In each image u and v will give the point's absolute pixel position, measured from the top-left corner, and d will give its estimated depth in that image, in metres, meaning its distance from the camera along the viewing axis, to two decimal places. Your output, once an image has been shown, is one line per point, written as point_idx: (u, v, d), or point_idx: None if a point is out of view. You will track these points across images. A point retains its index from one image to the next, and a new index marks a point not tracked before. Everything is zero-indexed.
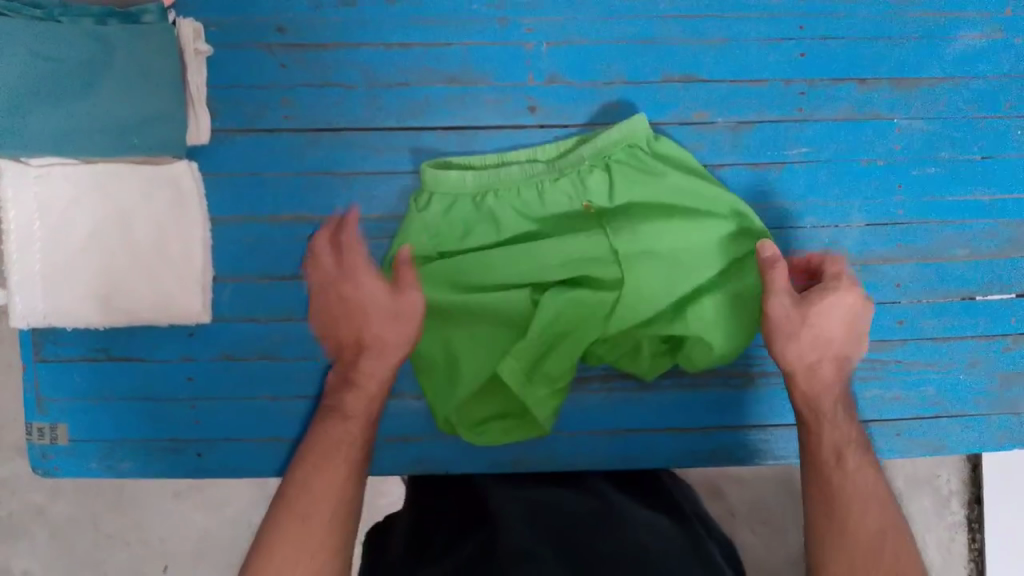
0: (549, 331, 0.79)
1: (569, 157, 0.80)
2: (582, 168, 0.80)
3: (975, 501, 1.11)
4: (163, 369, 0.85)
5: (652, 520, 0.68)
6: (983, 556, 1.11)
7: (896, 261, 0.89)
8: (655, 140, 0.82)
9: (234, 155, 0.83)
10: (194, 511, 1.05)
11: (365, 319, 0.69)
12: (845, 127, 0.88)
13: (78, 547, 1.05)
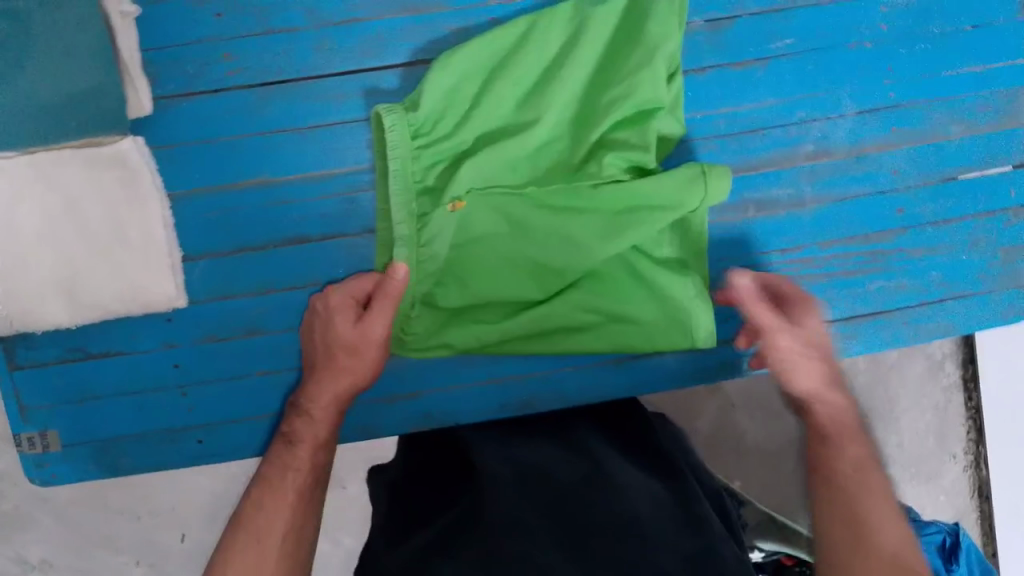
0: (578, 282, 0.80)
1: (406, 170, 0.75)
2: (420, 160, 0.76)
3: (969, 360, 1.12)
4: (148, 359, 0.81)
5: (636, 481, 0.65)
6: (980, 412, 1.13)
7: (891, 147, 0.86)
8: (435, 73, 0.75)
9: (182, 123, 0.77)
10: (198, 481, 1.03)
11: (333, 349, 0.72)
12: (828, 12, 0.83)
13: (89, 535, 1.03)
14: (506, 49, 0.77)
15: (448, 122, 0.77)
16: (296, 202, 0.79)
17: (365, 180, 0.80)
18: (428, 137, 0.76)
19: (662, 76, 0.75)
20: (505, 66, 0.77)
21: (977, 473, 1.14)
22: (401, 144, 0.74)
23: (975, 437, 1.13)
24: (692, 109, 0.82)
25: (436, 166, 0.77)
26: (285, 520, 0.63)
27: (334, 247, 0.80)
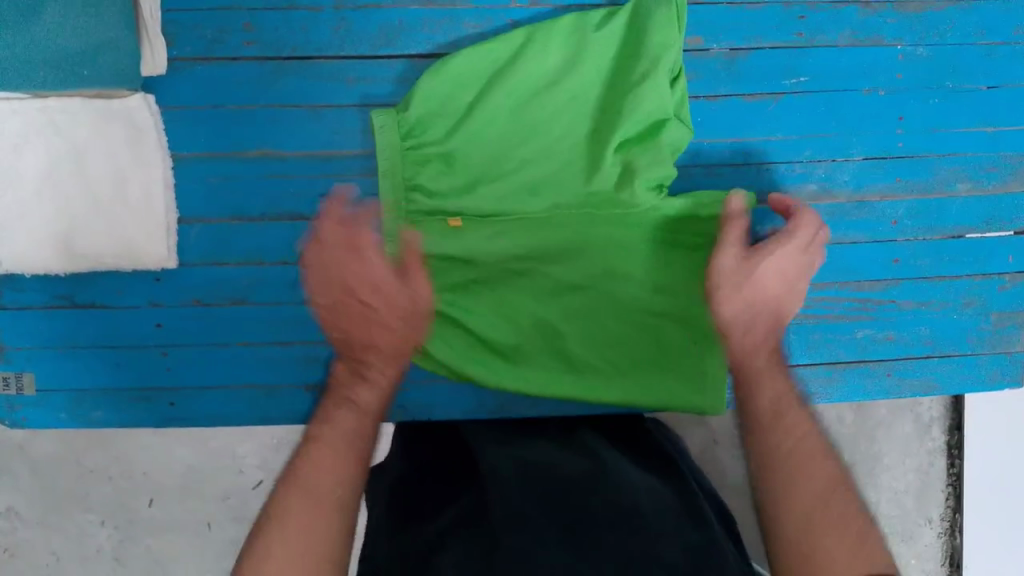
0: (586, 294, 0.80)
1: (400, 170, 0.77)
2: (417, 163, 0.77)
3: (955, 427, 1.11)
4: (130, 316, 0.81)
5: (646, 491, 0.63)
6: (961, 481, 1.12)
7: (894, 198, 0.86)
8: (434, 73, 0.76)
9: (194, 86, 0.77)
10: (170, 445, 1.04)
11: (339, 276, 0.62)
12: (846, 56, 0.83)
13: (53, 486, 1.02)
14: (506, 56, 0.78)
15: (446, 125, 0.77)
16: (296, 178, 0.80)
17: (368, 165, 0.80)
18: (426, 139, 0.77)
19: (666, 89, 0.75)
20: (504, 72, 0.77)
21: (950, 540, 1.13)
22: (392, 145, 0.76)
23: (952, 505, 1.12)
24: (700, 135, 0.82)
25: (431, 166, 0.77)
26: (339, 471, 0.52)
27: None
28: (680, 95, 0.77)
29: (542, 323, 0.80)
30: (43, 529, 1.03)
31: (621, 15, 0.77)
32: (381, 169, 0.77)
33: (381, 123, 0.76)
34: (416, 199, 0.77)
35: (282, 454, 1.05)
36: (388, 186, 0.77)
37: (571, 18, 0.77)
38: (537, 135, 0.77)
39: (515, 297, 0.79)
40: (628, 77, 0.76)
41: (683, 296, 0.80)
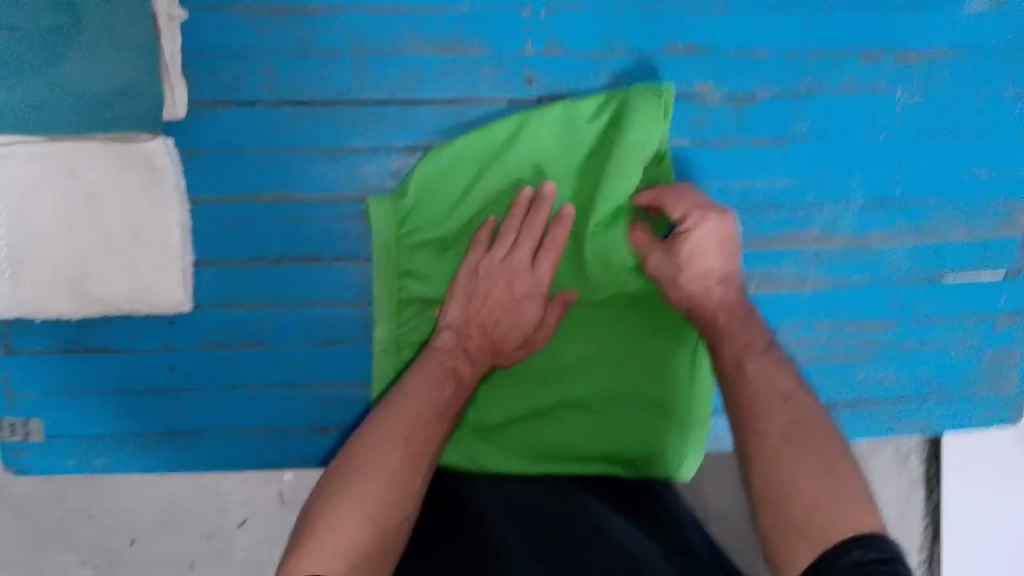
0: (578, 378, 0.87)
1: (393, 260, 0.81)
2: (409, 251, 0.82)
3: (933, 458, 1.10)
4: (143, 359, 0.80)
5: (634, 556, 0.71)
6: (938, 511, 1.12)
7: (892, 241, 0.89)
8: (427, 165, 0.80)
9: (212, 131, 0.78)
10: (162, 484, 1.00)
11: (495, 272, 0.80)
12: (850, 103, 0.86)
13: (40, 526, 0.99)
14: (496, 143, 0.81)
15: (438, 214, 0.82)
16: (315, 222, 0.81)
17: None
18: (418, 228, 0.82)
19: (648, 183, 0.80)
20: (493, 161, 0.81)
21: (928, 569, 1.15)
22: (387, 236, 0.80)
23: (931, 534, 1.13)
24: (707, 181, 0.85)
25: (422, 253, 0.82)
26: (390, 479, 0.68)
27: (345, 270, 0.82)
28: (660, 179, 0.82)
29: (531, 405, 0.87)
30: (32, 570, 1.00)
31: (610, 105, 0.81)
32: (375, 262, 0.81)
33: (376, 215, 0.80)
34: (408, 284, 0.82)
35: (269, 490, 1.04)
36: (381, 275, 0.81)
37: (560, 108, 0.81)
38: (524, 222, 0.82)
39: (511, 382, 0.87)
40: (612, 170, 0.81)
41: (666, 376, 0.87)
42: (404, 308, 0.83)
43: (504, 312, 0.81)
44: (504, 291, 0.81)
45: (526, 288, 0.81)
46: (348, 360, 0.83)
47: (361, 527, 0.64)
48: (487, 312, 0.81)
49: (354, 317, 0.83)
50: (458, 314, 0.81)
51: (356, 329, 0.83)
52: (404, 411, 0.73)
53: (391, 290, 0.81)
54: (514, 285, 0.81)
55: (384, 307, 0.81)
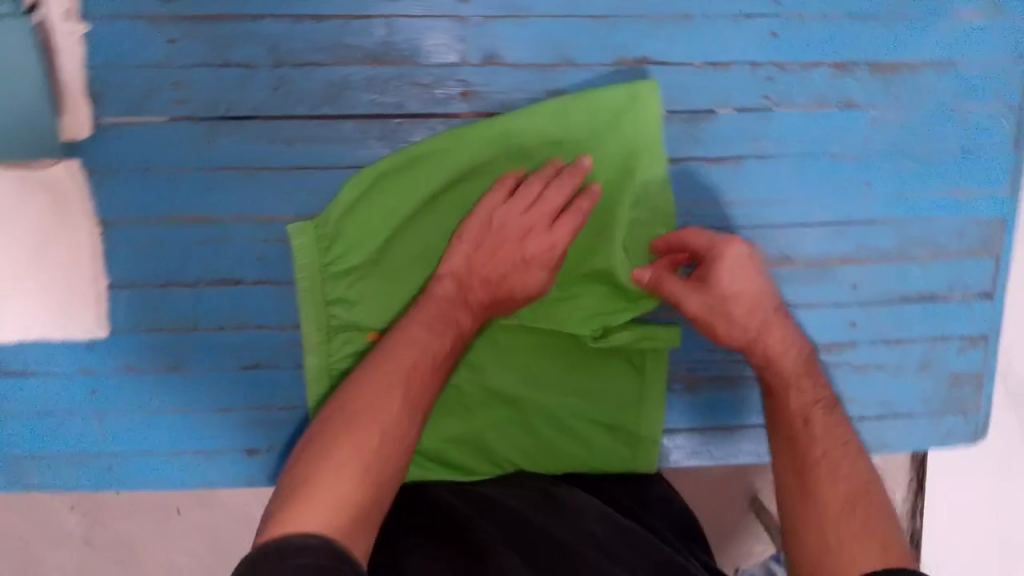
0: (523, 393, 0.84)
1: (319, 289, 0.76)
2: (341, 278, 0.77)
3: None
4: (65, 383, 0.78)
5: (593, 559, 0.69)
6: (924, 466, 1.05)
7: (853, 262, 0.84)
8: (357, 190, 0.75)
9: (122, 150, 0.73)
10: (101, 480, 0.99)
11: (500, 225, 0.75)
12: (816, 119, 0.79)
13: None
14: (444, 157, 0.75)
15: (373, 239, 0.76)
16: (234, 244, 0.76)
17: None
18: (346, 254, 0.76)
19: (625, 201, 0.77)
20: (437, 175, 0.75)
21: (910, 524, 1.06)
22: (309, 266, 0.75)
23: (914, 489, 1.06)
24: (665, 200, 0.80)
25: (356, 278, 0.77)
26: (385, 422, 0.63)
27: (269, 293, 0.78)
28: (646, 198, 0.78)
29: (480, 430, 0.84)
30: None
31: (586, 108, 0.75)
32: (299, 290, 0.76)
33: (298, 243, 0.75)
34: (338, 311, 0.77)
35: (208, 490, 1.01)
36: (307, 305, 0.76)
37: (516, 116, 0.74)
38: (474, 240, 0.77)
39: (451, 405, 0.84)
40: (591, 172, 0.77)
41: (615, 383, 0.86)
42: (335, 337, 0.78)
43: (510, 270, 0.75)
44: (518, 245, 0.74)
45: (541, 250, 0.74)
46: (276, 384, 0.80)
47: (353, 480, 0.59)
48: (490, 267, 0.75)
49: (282, 341, 0.79)
50: (468, 249, 0.75)
51: (281, 353, 0.80)
52: (402, 350, 0.68)
53: (318, 319, 0.77)
54: (529, 244, 0.74)
55: (313, 336, 0.77)
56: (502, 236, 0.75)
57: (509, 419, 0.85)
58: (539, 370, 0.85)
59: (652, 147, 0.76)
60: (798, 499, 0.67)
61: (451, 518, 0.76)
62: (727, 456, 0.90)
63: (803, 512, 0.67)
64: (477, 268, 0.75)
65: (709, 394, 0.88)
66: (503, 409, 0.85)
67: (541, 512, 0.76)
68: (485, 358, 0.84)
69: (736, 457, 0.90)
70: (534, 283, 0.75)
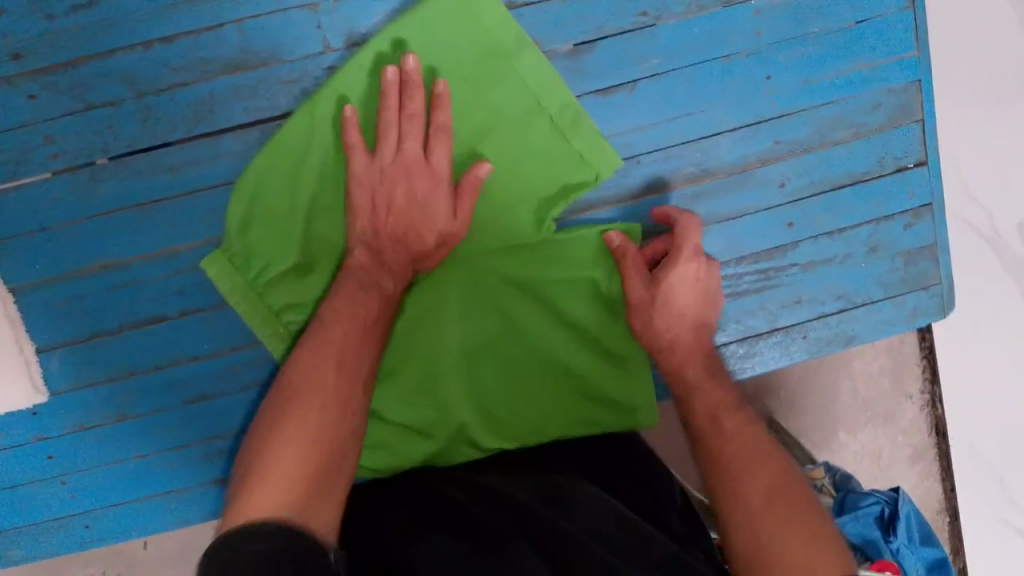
0: (496, 330, 0.79)
1: (260, 302, 0.75)
2: (277, 283, 0.75)
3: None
4: (18, 454, 0.78)
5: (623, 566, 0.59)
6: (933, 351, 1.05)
7: (775, 161, 0.81)
8: (248, 195, 0.73)
9: (12, 213, 0.73)
10: None
11: (377, 175, 0.71)
12: (699, 24, 0.77)
13: None
14: (307, 121, 0.72)
15: (289, 241, 0.74)
16: (145, 283, 0.76)
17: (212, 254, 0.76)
18: (271, 265, 0.74)
19: (505, 98, 0.75)
20: (309, 148, 0.73)
21: (933, 412, 1.06)
22: (239, 285, 0.74)
23: (930, 376, 1.06)
24: None
25: (290, 277, 0.75)
26: (325, 395, 0.60)
27: (193, 323, 0.77)
28: (531, 80, 0.74)
29: (473, 393, 0.79)
30: None
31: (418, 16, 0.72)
32: (244, 313, 0.75)
33: (211, 266, 0.73)
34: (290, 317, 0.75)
35: None
36: (253, 318, 0.75)
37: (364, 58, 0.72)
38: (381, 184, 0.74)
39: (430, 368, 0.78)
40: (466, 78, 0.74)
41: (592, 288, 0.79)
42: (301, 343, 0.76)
43: (412, 215, 0.71)
44: (406, 192, 0.71)
45: (426, 182, 0.71)
46: (225, 411, 0.79)
47: (307, 450, 0.56)
48: (394, 221, 0.72)
49: (218, 368, 0.78)
50: (365, 210, 0.72)
51: (222, 380, 0.79)
52: (333, 328, 0.66)
53: (276, 334, 0.75)
54: (414, 181, 0.71)
55: (281, 352, 0.75)
56: (388, 186, 0.71)
57: (494, 367, 0.79)
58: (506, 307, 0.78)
59: (501, 29, 0.73)
60: (719, 481, 0.62)
61: (464, 525, 0.65)
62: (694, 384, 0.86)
63: (723, 494, 0.61)
64: (376, 232, 0.72)
65: None
66: (484, 361, 0.79)
67: (554, 506, 0.67)
68: (443, 316, 0.78)
69: None
70: (437, 215, 0.72)
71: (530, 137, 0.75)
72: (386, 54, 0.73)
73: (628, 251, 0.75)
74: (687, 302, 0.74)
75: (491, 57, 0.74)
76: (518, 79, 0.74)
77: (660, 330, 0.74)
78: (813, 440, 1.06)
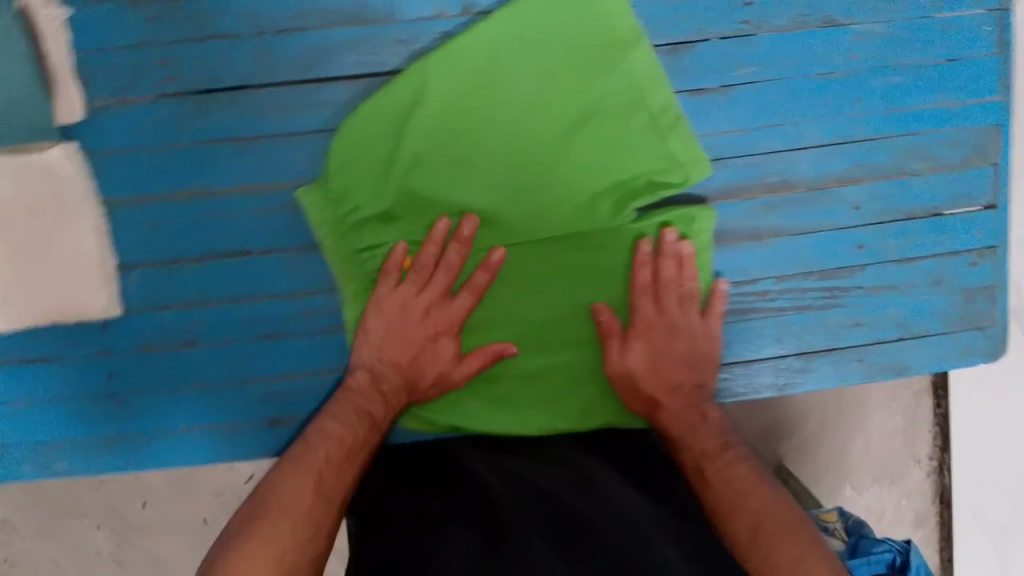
0: (562, 311, 0.82)
1: (342, 241, 0.78)
2: (362, 226, 0.78)
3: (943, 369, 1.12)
4: (80, 366, 0.79)
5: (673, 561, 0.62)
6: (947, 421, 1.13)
7: (854, 182, 0.83)
8: (351, 137, 0.76)
9: (117, 129, 0.75)
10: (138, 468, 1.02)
11: (388, 302, 0.78)
12: (798, 39, 0.79)
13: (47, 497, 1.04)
14: (421, 78, 0.75)
15: (382, 189, 0.77)
16: (234, 215, 0.77)
17: None
18: (360, 208, 0.77)
19: (614, 90, 0.77)
20: (417, 106, 0.75)
21: (939, 478, 1.14)
22: (326, 221, 0.77)
23: (941, 444, 1.13)
24: None
25: (373, 224, 0.78)
26: (297, 501, 0.64)
27: (273, 261, 0.79)
28: (640, 75, 0.77)
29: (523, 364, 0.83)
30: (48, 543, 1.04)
31: None
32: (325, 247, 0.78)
33: (304, 199, 0.76)
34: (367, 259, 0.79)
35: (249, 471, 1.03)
36: (331, 255, 0.78)
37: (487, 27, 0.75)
38: (479, 151, 0.77)
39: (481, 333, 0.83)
40: (578, 64, 0.76)
41: None
42: (372, 285, 0.80)
43: (407, 354, 0.78)
44: (416, 326, 0.78)
45: (441, 327, 0.79)
46: (288, 352, 0.81)
47: (270, 546, 0.60)
48: (399, 352, 0.78)
49: (289, 309, 0.80)
50: (374, 336, 0.78)
51: (292, 321, 0.80)
52: (318, 445, 0.70)
53: (350, 271, 0.79)
54: (427, 324, 0.79)
55: (349, 288, 0.79)
56: (393, 333, 0.78)
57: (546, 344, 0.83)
58: (570, 289, 0.82)
59: (621, 21, 0.76)
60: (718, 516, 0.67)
61: (489, 511, 0.69)
62: (749, 393, 0.87)
63: (725, 522, 0.66)
64: (376, 343, 0.78)
65: (724, 329, 0.85)
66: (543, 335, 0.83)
67: (582, 495, 0.71)
68: (505, 302, 0.82)
69: (758, 392, 0.87)
70: (443, 359, 0.79)
71: (626, 134, 0.78)
72: (509, 30, 0.75)
73: (648, 262, 0.80)
74: (695, 328, 0.81)
75: (611, 46, 0.76)
76: (631, 73, 0.76)
77: (629, 355, 0.80)
78: (821, 490, 1.11)
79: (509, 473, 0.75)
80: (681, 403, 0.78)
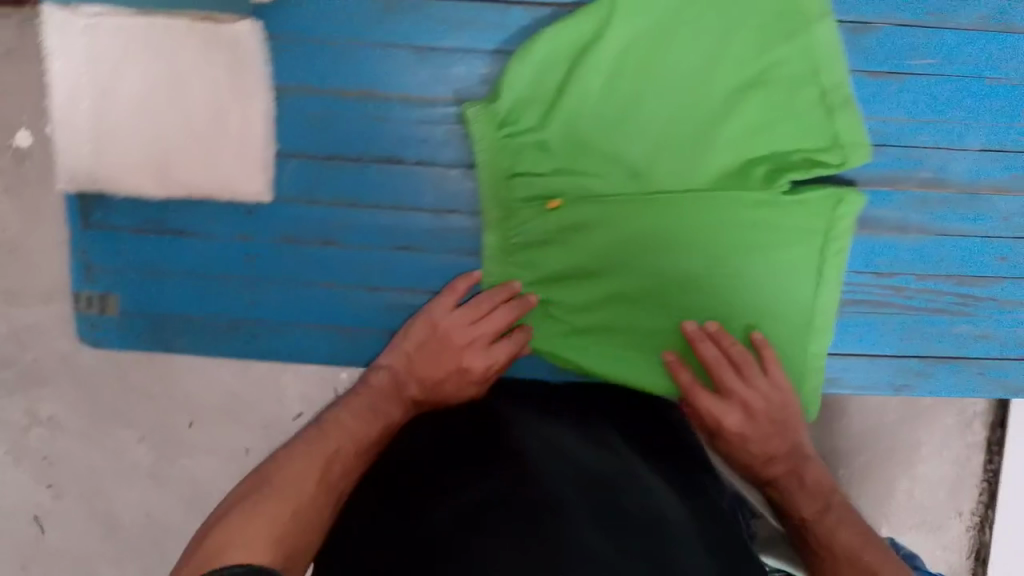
0: (686, 279, 0.78)
1: (493, 162, 0.77)
2: (517, 151, 0.77)
3: (1000, 424, 1.04)
4: (220, 247, 0.80)
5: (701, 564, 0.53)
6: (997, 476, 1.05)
7: (1007, 193, 0.82)
8: (524, 60, 0.75)
9: (300, 18, 0.75)
10: (220, 370, 1.02)
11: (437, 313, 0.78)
12: (976, 39, 0.79)
13: (101, 398, 1.01)
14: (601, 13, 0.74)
15: (546, 117, 0.76)
16: (396, 121, 0.78)
17: None
18: (521, 131, 0.77)
19: (792, 56, 0.75)
20: (593, 42, 0.75)
21: (978, 535, 1.07)
22: (486, 137, 0.76)
23: (986, 500, 1.06)
24: None
25: (528, 151, 0.77)
26: (296, 489, 0.63)
27: (425, 175, 0.79)
28: (818, 47, 0.74)
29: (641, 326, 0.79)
30: (94, 445, 1.02)
31: None
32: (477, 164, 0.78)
33: (467, 113, 0.76)
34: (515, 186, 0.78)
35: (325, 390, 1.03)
36: (481, 174, 0.78)
37: None
38: (645, 96, 0.76)
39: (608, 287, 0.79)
40: (757, 26, 0.75)
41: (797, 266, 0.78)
42: (514, 213, 0.79)
43: (445, 357, 0.76)
44: (454, 335, 0.77)
45: (470, 343, 0.76)
46: (422, 267, 0.81)
47: (261, 525, 0.58)
48: (428, 362, 0.76)
49: (431, 225, 0.80)
50: (409, 343, 0.77)
51: (431, 238, 0.81)
52: (328, 437, 0.68)
53: (500, 193, 0.78)
54: (459, 337, 0.76)
55: (495, 211, 0.79)
56: (431, 340, 0.77)
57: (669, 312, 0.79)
58: (705, 259, 0.77)
59: None
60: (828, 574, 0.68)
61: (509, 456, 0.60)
62: (860, 387, 0.86)
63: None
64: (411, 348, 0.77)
65: (849, 317, 0.84)
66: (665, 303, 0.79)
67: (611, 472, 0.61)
68: (632, 259, 0.78)
69: (871, 387, 0.86)
70: (472, 365, 0.76)
71: (797, 105, 0.76)
72: None
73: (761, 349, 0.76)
74: (782, 391, 0.77)
75: (792, 14, 0.74)
76: (812, 42, 0.74)
77: (717, 413, 0.75)
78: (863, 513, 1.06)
79: (540, 434, 0.66)
80: (774, 457, 0.76)
